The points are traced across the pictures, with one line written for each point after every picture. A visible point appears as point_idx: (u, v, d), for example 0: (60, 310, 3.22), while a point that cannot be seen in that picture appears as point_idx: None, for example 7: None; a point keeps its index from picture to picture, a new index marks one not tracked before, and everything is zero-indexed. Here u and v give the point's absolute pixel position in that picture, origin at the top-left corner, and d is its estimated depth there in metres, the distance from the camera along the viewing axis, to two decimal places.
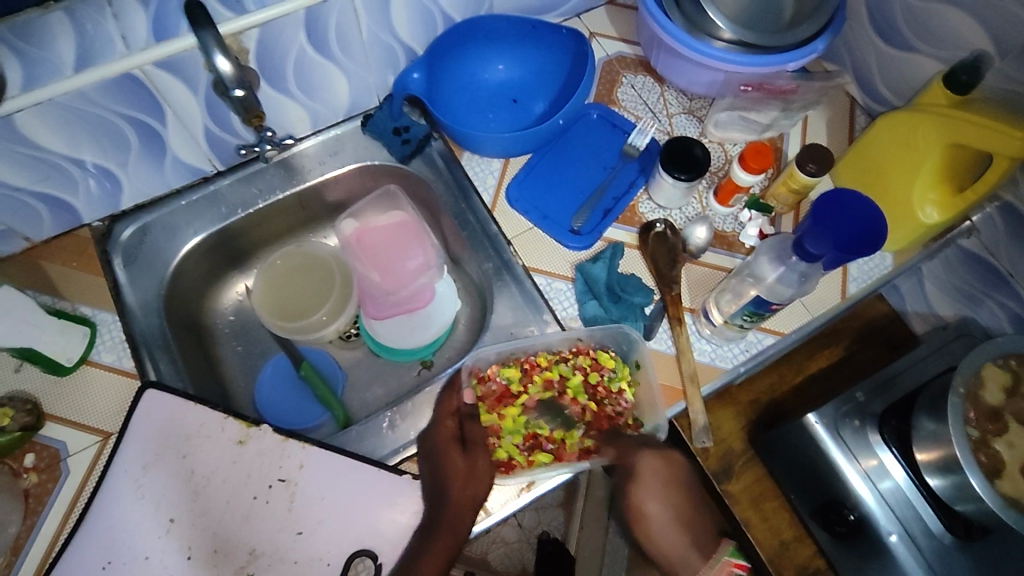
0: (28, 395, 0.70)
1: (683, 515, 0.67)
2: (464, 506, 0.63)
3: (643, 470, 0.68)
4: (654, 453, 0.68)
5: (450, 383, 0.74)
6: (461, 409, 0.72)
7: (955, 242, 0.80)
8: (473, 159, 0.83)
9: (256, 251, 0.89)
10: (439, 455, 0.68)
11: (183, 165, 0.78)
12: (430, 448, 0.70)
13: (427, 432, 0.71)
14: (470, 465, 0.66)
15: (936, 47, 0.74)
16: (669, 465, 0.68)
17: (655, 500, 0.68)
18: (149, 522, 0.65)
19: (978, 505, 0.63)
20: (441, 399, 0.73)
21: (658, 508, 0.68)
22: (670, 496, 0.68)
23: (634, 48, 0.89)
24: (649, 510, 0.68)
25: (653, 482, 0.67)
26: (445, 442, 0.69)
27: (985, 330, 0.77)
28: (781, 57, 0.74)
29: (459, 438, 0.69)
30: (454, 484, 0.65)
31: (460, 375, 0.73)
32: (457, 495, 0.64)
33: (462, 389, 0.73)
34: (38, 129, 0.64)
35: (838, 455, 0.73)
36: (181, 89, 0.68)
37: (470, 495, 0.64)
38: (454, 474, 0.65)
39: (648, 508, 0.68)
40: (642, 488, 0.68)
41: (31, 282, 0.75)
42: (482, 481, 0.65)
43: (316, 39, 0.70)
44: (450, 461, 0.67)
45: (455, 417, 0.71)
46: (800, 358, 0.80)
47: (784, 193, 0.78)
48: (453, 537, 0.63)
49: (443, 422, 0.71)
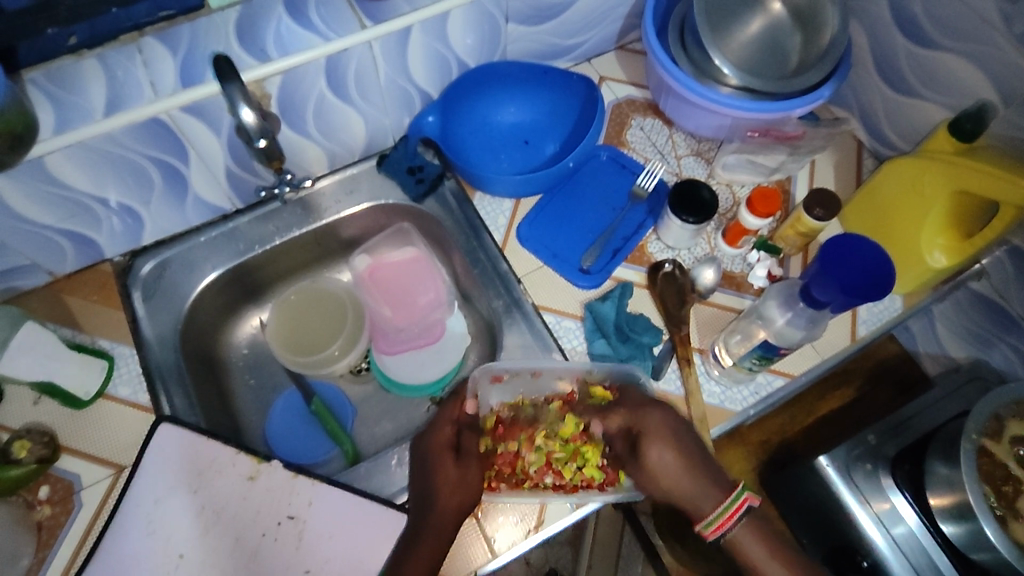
0: (44, 427, 0.71)
1: (689, 457, 0.65)
2: (449, 512, 0.64)
3: (650, 424, 0.68)
4: (658, 408, 0.69)
5: (455, 394, 0.75)
6: (460, 419, 0.72)
7: (965, 284, 0.80)
8: (485, 199, 0.85)
9: (272, 285, 0.91)
10: (432, 460, 0.68)
11: (203, 204, 0.80)
12: (424, 454, 0.69)
13: (423, 436, 0.71)
14: (460, 475, 0.66)
15: (942, 94, 0.75)
16: (674, 417, 0.68)
17: (667, 451, 0.66)
18: (157, 558, 0.65)
19: (994, 554, 0.62)
20: (444, 406, 0.73)
21: (662, 458, 0.66)
22: (681, 446, 0.66)
23: (643, 91, 0.91)
24: (662, 463, 0.66)
25: (661, 432, 0.67)
26: (439, 448, 0.69)
27: (999, 373, 0.77)
28: (786, 104, 0.76)
29: (454, 446, 0.70)
30: (444, 491, 0.65)
31: (466, 386, 0.74)
32: (444, 501, 0.64)
33: (466, 398, 0.73)
34: (67, 171, 0.66)
35: (850, 498, 0.72)
36: (205, 132, 0.70)
37: (457, 502, 0.64)
38: (443, 480, 0.66)
39: (654, 459, 0.66)
40: (649, 437, 0.67)
41: (53, 315, 0.77)
42: (470, 492, 0.65)
43: (334, 84, 0.73)
44: (442, 468, 0.67)
45: (453, 425, 0.71)
46: (809, 401, 0.80)
47: (792, 236, 0.79)
48: (438, 544, 0.62)
49: (440, 428, 0.71)
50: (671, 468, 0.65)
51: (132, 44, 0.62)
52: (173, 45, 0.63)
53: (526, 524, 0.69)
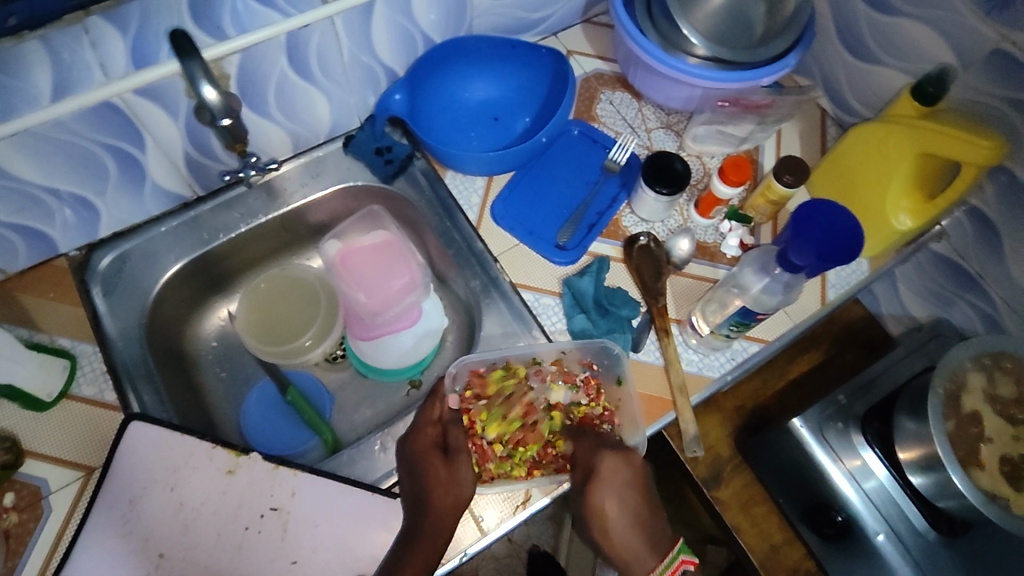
0: (6, 433, 0.67)
1: (639, 514, 0.66)
2: (445, 515, 0.62)
3: (604, 470, 0.67)
4: (617, 454, 0.67)
5: (431, 392, 0.73)
6: (443, 417, 0.71)
7: (926, 246, 0.80)
8: (456, 178, 0.84)
9: (238, 275, 0.88)
10: (420, 462, 0.67)
11: (162, 192, 0.77)
12: (411, 456, 0.68)
13: (407, 437, 0.69)
14: (452, 473, 0.65)
15: (901, 60, 0.77)
16: (632, 468, 0.67)
17: (614, 506, 0.66)
18: (136, 559, 0.63)
19: (959, 501, 0.66)
20: (422, 406, 0.71)
21: (615, 509, 0.66)
22: (629, 499, 0.67)
23: (612, 65, 0.91)
24: (610, 517, 0.66)
25: (615, 482, 0.66)
26: (425, 449, 0.68)
27: (959, 330, 0.81)
28: (754, 73, 0.76)
29: (440, 446, 0.69)
30: (436, 491, 0.64)
31: (443, 382, 0.72)
32: (437, 502, 0.63)
33: (445, 397, 0.72)
34: (12, 160, 0.62)
35: (822, 456, 0.76)
36: (161, 115, 0.67)
37: (452, 500, 0.63)
38: (434, 481, 0.65)
39: (606, 509, 0.66)
40: (601, 486, 0.66)
41: (7, 315, 0.73)
42: (463, 489, 0.65)
43: (296, 64, 0.70)
44: (430, 470, 0.65)
45: (437, 425, 0.70)
46: (781, 364, 0.85)
47: (762, 204, 0.80)
48: (435, 545, 0.61)
49: (423, 430, 0.70)
50: (620, 524, 0.65)
51: (76, 24, 0.55)
52: (121, 24, 0.57)
53: (514, 501, 0.69)
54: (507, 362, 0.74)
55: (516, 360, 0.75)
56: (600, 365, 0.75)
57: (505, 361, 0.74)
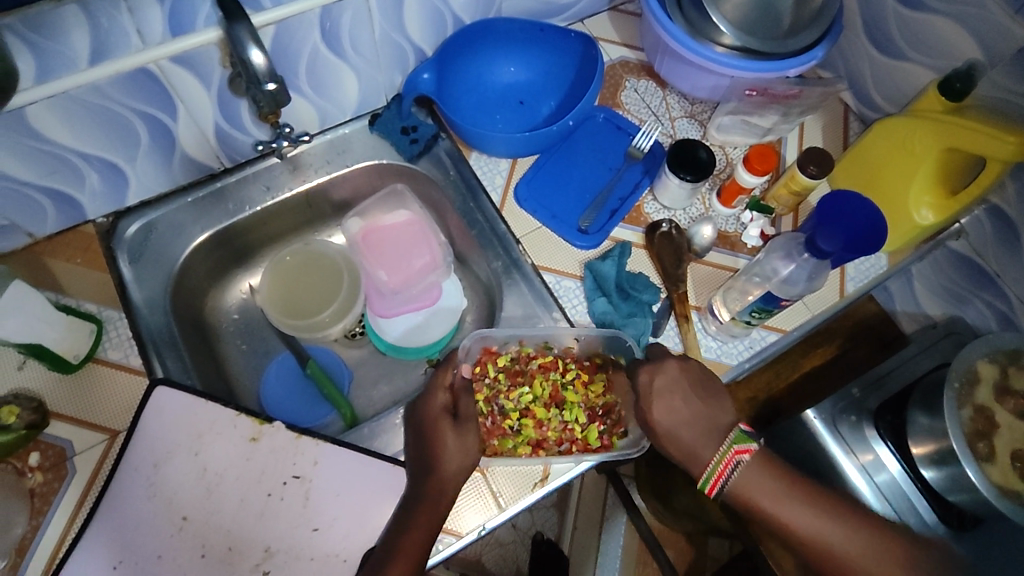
0: (32, 393, 0.68)
1: (784, 484, 0.63)
2: (447, 481, 0.63)
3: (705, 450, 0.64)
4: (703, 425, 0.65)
5: (443, 359, 0.73)
6: (455, 384, 0.71)
7: (945, 243, 0.82)
8: (481, 159, 0.84)
9: (261, 249, 0.89)
10: (430, 428, 0.67)
11: (191, 162, 0.77)
12: (421, 421, 0.68)
13: (417, 404, 0.70)
14: (459, 441, 0.66)
15: (928, 56, 0.77)
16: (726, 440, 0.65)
17: (755, 479, 0.63)
18: (161, 521, 0.64)
19: (972, 495, 0.67)
20: (434, 373, 0.71)
21: (757, 486, 0.63)
22: (765, 469, 0.63)
23: (637, 53, 0.91)
24: (742, 489, 0.63)
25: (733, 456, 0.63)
26: (436, 415, 0.68)
27: (973, 328, 0.80)
28: (781, 64, 0.77)
29: (449, 410, 0.68)
30: (442, 458, 0.65)
31: (457, 351, 0.73)
32: (442, 468, 0.64)
33: (458, 363, 0.72)
34: (48, 123, 0.63)
35: (835, 449, 0.76)
36: (194, 84, 0.67)
37: (456, 468, 0.64)
38: (440, 448, 0.65)
39: (747, 486, 0.63)
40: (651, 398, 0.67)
41: (33, 278, 0.74)
42: (470, 457, 0.65)
43: (329, 38, 0.70)
44: (438, 435, 0.66)
45: (448, 391, 0.70)
46: (795, 357, 0.81)
47: (784, 195, 0.80)
48: (436, 512, 0.62)
49: (435, 394, 0.69)
50: (760, 497, 0.62)
51: None
52: None
53: (532, 478, 0.70)
54: (518, 342, 0.75)
55: (529, 342, 0.76)
56: (609, 356, 0.76)
57: (518, 340, 0.75)
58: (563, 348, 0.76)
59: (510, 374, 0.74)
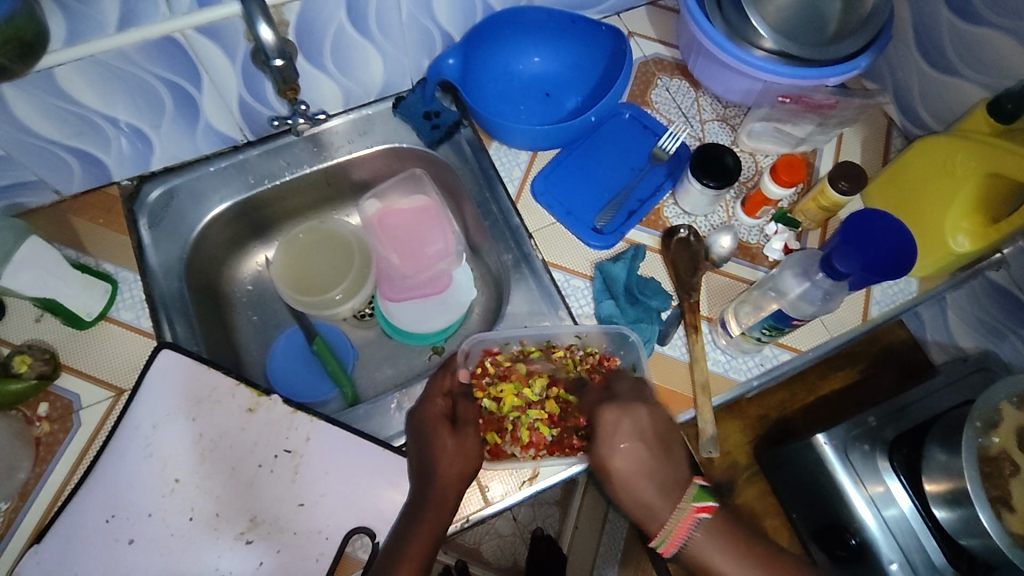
0: (46, 344, 0.71)
1: (656, 464, 0.64)
2: (449, 485, 0.62)
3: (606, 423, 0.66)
4: (615, 405, 0.66)
5: (444, 363, 0.72)
6: (453, 389, 0.71)
7: (984, 273, 0.77)
8: (501, 150, 0.83)
9: (279, 223, 0.90)
10: (428, 433, 0.66)
11: (214, 133, 0.78)
12: (420, 424, 0.67)
13: (417, 408, 0.69)
14: (459, 444, 0.65)
15: (982, 74, 0.72)
16: (646, 418, 0.65)
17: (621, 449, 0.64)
18: (154, 481, 0.65)
19: (983, 541, 0.62)
20: (434, 377, 0.71)
21: (625, 459, 0.64)
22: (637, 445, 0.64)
23: (672, 51, 0.88)
24: (618, 463, 0.64)
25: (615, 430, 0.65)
26: (434, 419, 0.67)
27: (1006, 365, 0.74)
28: (821, 72, 0.73)
29: (448, 417, 0.68)
30: (442, 461, 0.63)
31: (456, 355, 0.71)
32: (443, 471, 0.63)
33: (457, 369, 0.71)
34: (76, 85, 0.64)
35: (844, 478, 0.72)
36: (219, 56, 0.68)
37: (458, 470, 0.63)
38: (441, 451, 0.64)
39: (613, 460, 0.64)
40: (606, 438, 0.65)
41: (57, 234, 0.76)
42: (470, 461, 0.64)
43: (355, 18, 0.70)
44: (437, 440, 0.65)
45: (446, 397, 0.70)
46: (812, 379, 0.79)
47: (813, 210, 0.77)
48: (439, 517, 0.61)
49: (433, 400, 0.69)
50: (629, 469, 0.64)
51: None
52: None
53: (521, 476, 0.69)
54: (521, 341, 0.74)
55: (529, 341, 0.74)
56: (614, 355, 0.74)
57: (519, 341, 0.74)
58: (567, 347, 0.74)
59: (510, 374, 0.72)
